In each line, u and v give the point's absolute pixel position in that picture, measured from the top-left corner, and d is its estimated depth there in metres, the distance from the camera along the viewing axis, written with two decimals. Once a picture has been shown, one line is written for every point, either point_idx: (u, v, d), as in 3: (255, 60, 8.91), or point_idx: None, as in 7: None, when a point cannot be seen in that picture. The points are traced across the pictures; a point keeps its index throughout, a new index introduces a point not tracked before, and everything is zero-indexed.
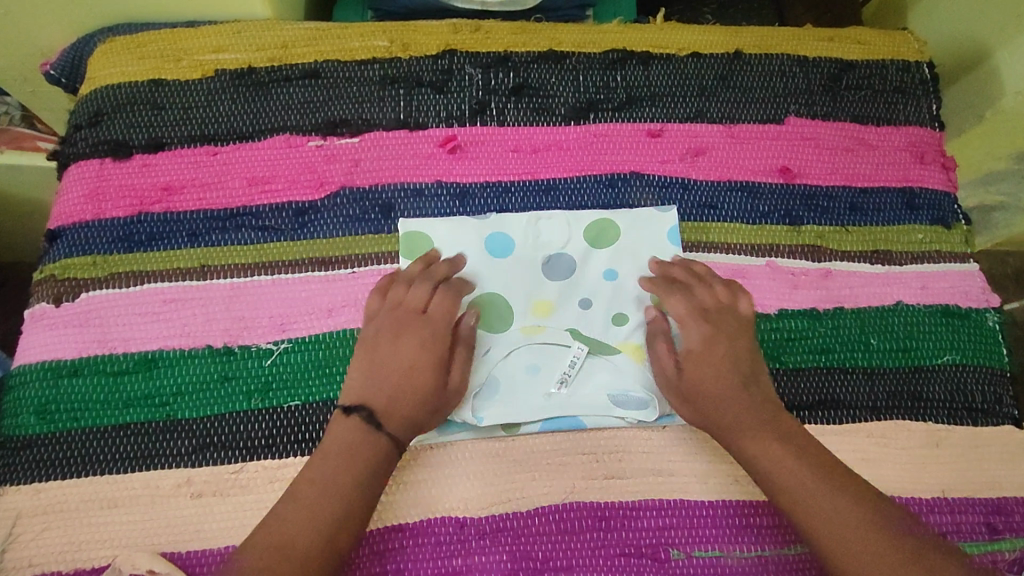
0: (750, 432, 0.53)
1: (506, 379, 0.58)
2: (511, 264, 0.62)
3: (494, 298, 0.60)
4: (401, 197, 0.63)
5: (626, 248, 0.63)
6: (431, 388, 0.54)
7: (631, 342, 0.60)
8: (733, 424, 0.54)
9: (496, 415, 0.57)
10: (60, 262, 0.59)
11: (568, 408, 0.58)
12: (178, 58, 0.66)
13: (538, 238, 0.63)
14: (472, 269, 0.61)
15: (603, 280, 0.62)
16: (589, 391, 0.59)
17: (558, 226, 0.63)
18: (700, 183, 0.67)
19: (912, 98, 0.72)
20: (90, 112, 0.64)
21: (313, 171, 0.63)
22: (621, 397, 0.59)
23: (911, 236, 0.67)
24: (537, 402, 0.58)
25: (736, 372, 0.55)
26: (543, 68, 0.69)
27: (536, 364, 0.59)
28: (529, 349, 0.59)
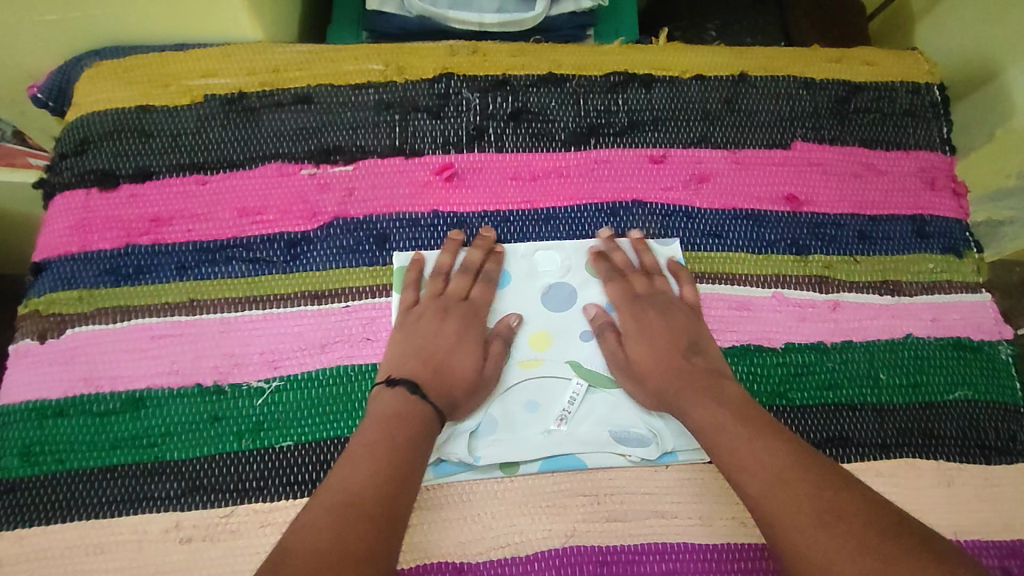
0: (688, 395, 0.53)
1: (504, 416, 0.56)
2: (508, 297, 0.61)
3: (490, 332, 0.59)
4: (396, 228, 0.62)
5: None
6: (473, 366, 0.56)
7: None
8: (678, 396, 0.54)
9: (494, 452, 0.55)
10: (45, 296, 0.57)
11: (568, 446, 0.56)
12: (167, 84, 0.64)
13: (536, 270, 0.62)
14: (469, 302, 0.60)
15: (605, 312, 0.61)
16: (590, 427, 0.57)
17: (556, 258, 0.62)
18: (704, 211, 0.65)
19: (922, 122, 0.70)
20: (76, 140, 0.62)
21: (306, 201, 0.61)
22: (624, 434, 0.57)
23: (921, 266, 0.65)
24: (537, 439, 0.56)
25: (672, 341, 0.57)
26: (542, 92, 0.67)
27: (535, 400, 0.57)
28: (527, 384, 0.58)
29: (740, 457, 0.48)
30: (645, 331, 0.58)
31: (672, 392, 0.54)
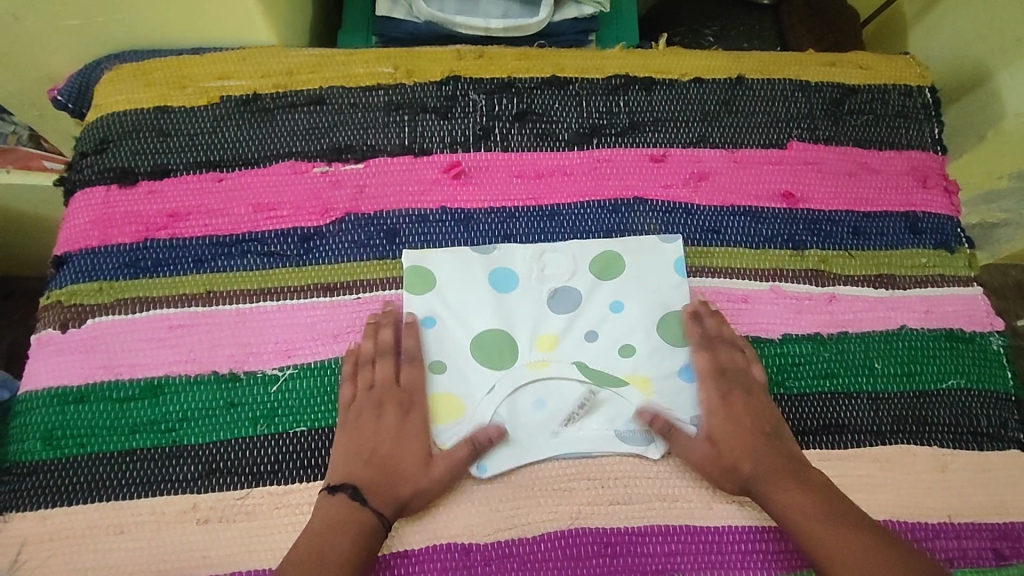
0: (772, 484, 0.54)
1: (511, 416, 0.58)
2: (517, 299, 0.62)
3: (498, 332, 0.60)
4: (405, 223, 0.64)
5: (630, 277, 0.64)
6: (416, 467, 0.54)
7: (639, 375, 0.60)
8: (763, 483, 0.55)
9: (502, 454, 0.57)
10: (67, 288, 0.59)
11: (574, 444, 0.57)
12: (184, 86, 0.67)
13: (542, 268, 0.63)
14: (476, 303, 0.61)
15: (610, 313, 0.62)
16: (596, 426, 0.58)
17: (564, 261, 0.64)
18: (703, 209, 0.67)
19: (914, 122, 0.72)
20: (97, 140, 0.64)
21: (318, 198, 0.64)
22: (626, 430, 0.58)
23: (914, 260, 0.67)
24: (544, 438, 0.57)
25: (750, 433, 0.57)
26: (546, 94, 0.69)
27: (542, 399, 0.59)
28: (534, 384, 0.59)
29: (814, 536, 0.51)
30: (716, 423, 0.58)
31: (755, 479, 0.55)
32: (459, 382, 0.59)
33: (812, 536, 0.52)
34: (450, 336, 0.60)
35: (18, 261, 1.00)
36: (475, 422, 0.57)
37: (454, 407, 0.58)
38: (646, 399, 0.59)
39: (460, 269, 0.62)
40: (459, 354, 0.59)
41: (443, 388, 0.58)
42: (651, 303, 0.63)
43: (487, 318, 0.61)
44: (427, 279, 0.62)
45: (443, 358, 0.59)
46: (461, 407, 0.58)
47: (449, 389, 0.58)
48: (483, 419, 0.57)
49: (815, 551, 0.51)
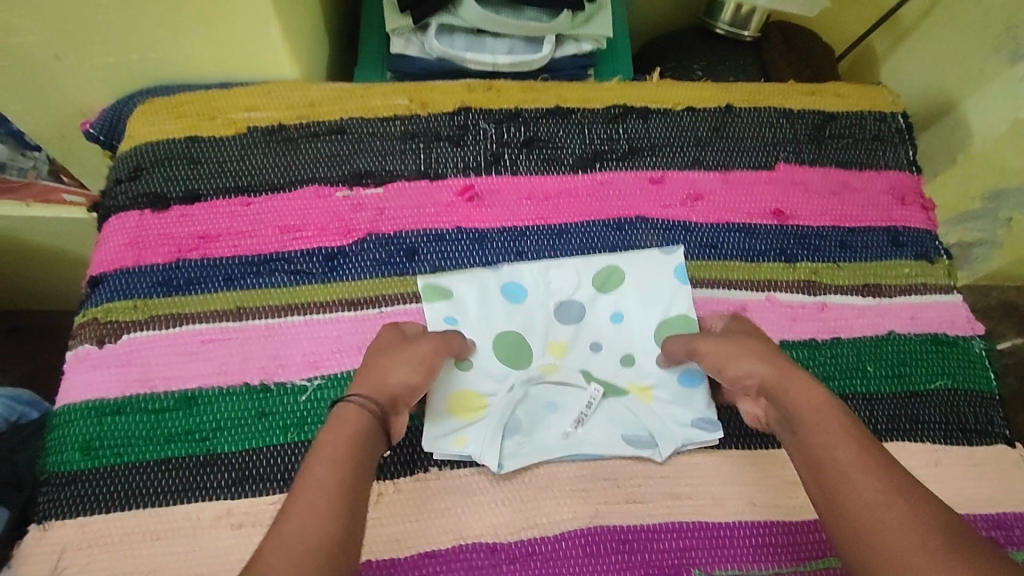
0: (796, 388, 0.54)
1: (526, 416, 0.62)
2: (528, 311, 0.67)
3: (510, 341, 0.65)
4: (423, 242, 0.68)
5: (630, 293, 0.69)
6: (395, 376, 0.54)
7: (639, 384, 0.65)
8: (788, 386, 0.54)
9: (517, 453, 0.60)
10: (103, 306, 0.62)
11: (584, 445, 0.60)
12: (213, 117, 0.71)
13: (549, 285, 0.68)
14: (490, 316, 0.66)
15: (612, 324, 0.68)
16: (603, 428, 0.62)
17: (569, 275, 0.68)
18: (700, 226, 0.72)
19: (890, 145, 0.79)
20: (129, 168, 0.68)
21: (341, 220, 0.68)
22: (633, 435, 0.62)
23: (897, 271, 0.72)
24: (555, 439, 0.61)
25: (768, 343, 0.58)
26: (552, 123, 0.75)
27: (554, 402, 0.63)
28: (545, 390, 0.63)
29: (839, 454, 0.48)
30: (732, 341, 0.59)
31: (779, 382, 0.55)
32: (479, 381, 0.63)
33: (836, 452, 0.49)
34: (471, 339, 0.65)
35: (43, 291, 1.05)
36: (494, 418, 0.60)
37: (477, 405, 0.62)
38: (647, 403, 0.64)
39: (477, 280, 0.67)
40: (481, 357, 0.64)
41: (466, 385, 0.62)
42: (650, 314, 0.68)
43: (503, 325, 0.66)
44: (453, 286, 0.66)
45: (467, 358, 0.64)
46: (481, 406, 0.62)
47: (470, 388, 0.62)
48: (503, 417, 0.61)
49: (836, 472, 0.48)
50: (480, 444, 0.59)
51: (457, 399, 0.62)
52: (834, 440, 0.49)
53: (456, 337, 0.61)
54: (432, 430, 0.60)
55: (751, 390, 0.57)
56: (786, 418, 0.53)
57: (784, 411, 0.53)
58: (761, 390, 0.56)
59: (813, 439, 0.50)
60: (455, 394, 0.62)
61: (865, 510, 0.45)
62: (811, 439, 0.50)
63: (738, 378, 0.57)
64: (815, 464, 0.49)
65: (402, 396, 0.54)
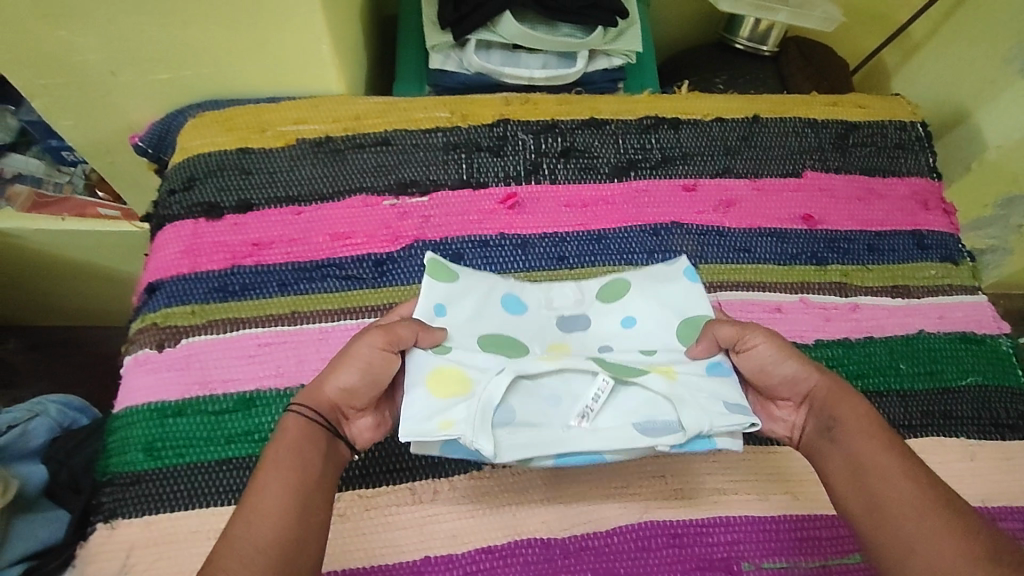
0: (843, 407, 0.55)
1: (520, 405, 0.55)
2: (525, 316, 0.64)
3: (507, 338, 0.60)
4: (468, 248, 0.70)
5: (642, 297, 0.65)
6: (335, 382, 0.54)
7: (662, 366, 0.58)
8: (835, 405, 0.55)
9: (514, 444, 0.53)
10: (161, 311, 0.64)
11: (591, 439, 0.54)
12: (263, 130, 0.74)
13: (552, 298, 0.66)
14: (489, 313, 0.62)
15: (622, 328, 0.64)
16: (615, 422, 0.56)
17: (568, 291, 0.66)
18: (733, 231, 0.74)
19: (911, 153, 0.82)
20: (183, 179, 0.71)
21: (389, 227, 0.70)
22: (648, 424, 0.55)
23: (925, 272, 0.74)
24: (558, 433, 0.55)
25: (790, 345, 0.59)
26: (587, 133, 0.77)
27: (559, 394, 0.57)
28: (547, 380, 0.57)
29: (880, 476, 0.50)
30: (785, 346, 0.58)
31: (827, 400, 0.56)
32: (466, 362, 0.57)
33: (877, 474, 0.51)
34: (455, 327, 0.60)
35: (87, 287, 1.12)
36: (482, 396, 0.54)
37: (460, 385, 0.55)
38: (675, 383, 0.56)
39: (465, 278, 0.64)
40: (467, 346, 0.59)
41: (451, 364, 0.56)
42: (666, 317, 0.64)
43: (493, 324, 0.62)
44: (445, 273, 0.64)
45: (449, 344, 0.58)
46: (466, 386, 0.55)
47: (459, 371, 0.56)
48: (495, 397, 0.54)
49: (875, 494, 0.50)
50: (469, 426, 0.52)
51: (438, 378, 0.55)
52: (873, 448, 0.52)
53: (398, 326, 0.55)
54: (412, 414, 0.53)
55: (798, 399, 0.58)
56: (828, 427, 0.55)
57: (828, 421, 0.55)
58: (809, 401, 0.57)
59: (849, 448, 0.53)
60: (441, 372, 0.55)
61: (906, 518, 0.48)
62: (849, 447, 0.53)
63: (788, 386, 0.58)
64: (852, 471, 0.52)
65: (344, 401, 0.54)
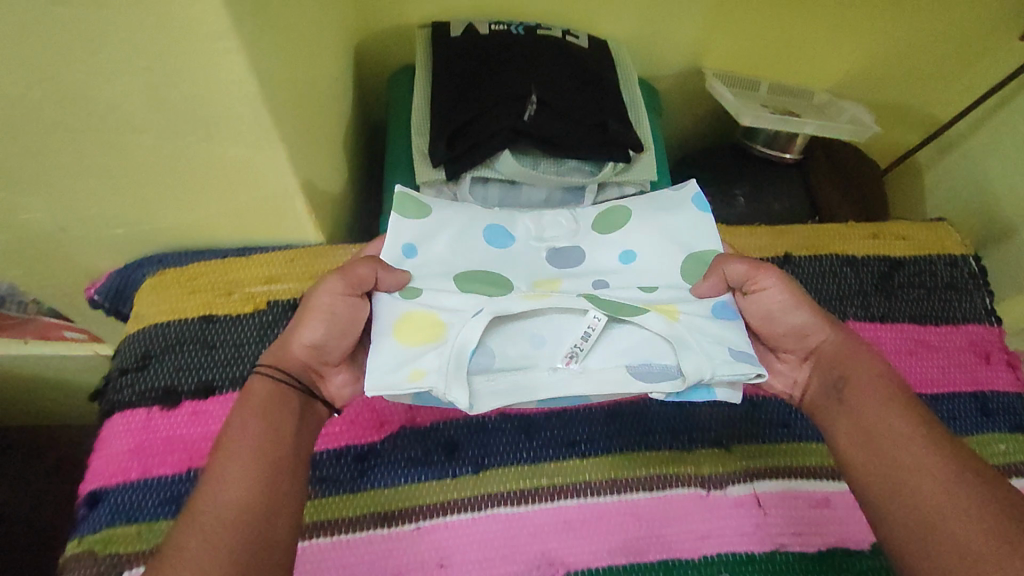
0: (860, 364, 0.52)
1: (501, 348, 0.51)
2: (508, 252, 0.59)
3: (486, 273, 0.56)
4: (463, 434, 0.61)
5: (639, 229, 0.60)
6: (302, 338, 0.51)
7: (663, 303, 0.53)
8: (851, 360, 0.52)
9: (492, 394, 0.49)
10: (101, 533, 0.54)
11: (577, 385, 0.50)
12: (229, 291, 0.65)
13: (541, 233, 0.61)
14: (472, 250, 0.58)
15: (623, 263, 0.59)
16: (607, 364, 0.51)
17: (562, 223, 0.62)
18: (767, 400, 0.65)
19: (965, 293, 0.72)
20: (136, 356, 0.62)
21: (373, 409, 0.61)
22: (644, 366, 0.51)
23: (993, 447, 0.64)
24: (542, 375, 0.51)
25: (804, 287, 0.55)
26: None
27: (541, 335, 0.53)
28: (530, 320, 0.53)
29: None
30: (794, 293, 0.55)
31: (842, 360, 0.52)
32: (435, 305, 0.52)
33: None
34: (428, 266, 0.56)
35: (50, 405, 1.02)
36: (455, 342, 0.49)
37: (434, 330, 0.50)
38: (677, 322, 0.51)
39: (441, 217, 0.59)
40: (437, 284, 0.54)
41: (420, 310, 0.51)
42: (671, 251, 0.59)
43: (476, 262, 0.57)
44: (420, 208, 0.59)
45: (417, 287, 0.54)
46: (438, 333, 0.50)
47: (429, 315, 0.51)
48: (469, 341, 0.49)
49: None
50: (440, 376, 0.47)
51: (405, 325, 0.50)
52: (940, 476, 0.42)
53: (356, 266, 0.52)
54: (377, 365, 0.48)
55: (802, 354, 0.55)
56: (838, 386, 0.52)
57: (838, 380, 0.52)
58: (816, 357, 0.54)
59: (863, 410, 0.48)
60: (405, 316, 0.51)
61: None
62: (858, 408, 0.49)
63: (795, 338, 0.55)
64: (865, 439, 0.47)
65: (313, 358, 0.51)
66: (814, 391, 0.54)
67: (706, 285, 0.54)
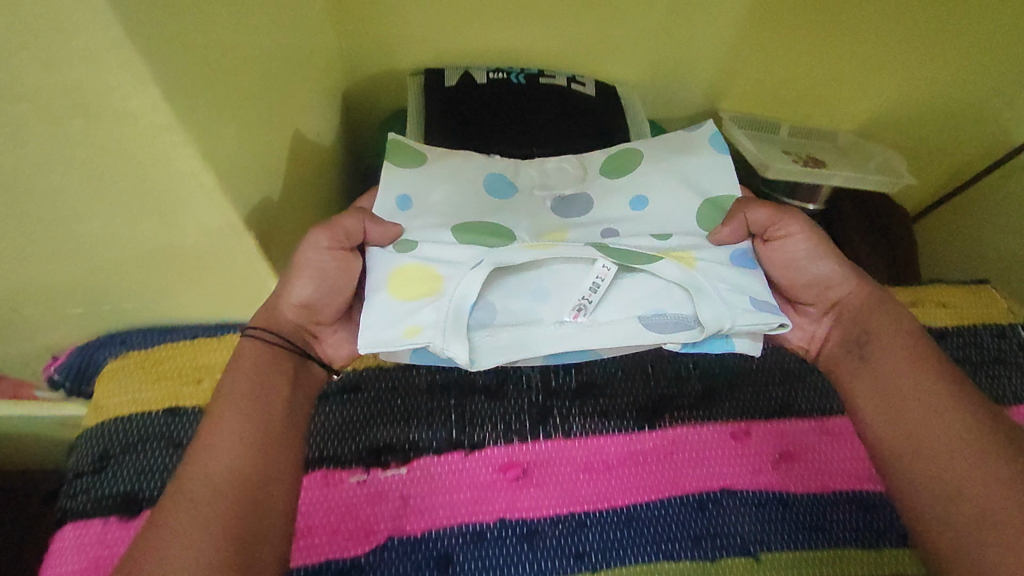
0: (881, 317, 0.56)
1: (505, 304, 0.54)
2: (512, 200, 0.60)
3: (490, 220, 0.57)
4: (458, 547, 0.53)
5: (651, 169, 0.61)
6: (293, 296, 0.54)
7: (679, 251, 0.55)
8: (884, 321, 0.55)
9: (493, 349, 0.52)
10: None
11: (586, 335, 0.53)
12: (199, 379, 0.59)
13: (545, 180, 0.62)
14: (473, 198, 0.59)
15: (633, 208, 0.59)
16: (612, 316, 0.54)
17: (567, 169, 0.62)
18: (800, 497, 0.57)
19: (1015, 368, 0.64)
20: (94, 455, 0.55)
21: (356, 516, 0.54)
22: (650, 317, 0.54)
23: None
24: (546, 329, 0.53)
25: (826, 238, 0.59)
26: (608, 361, 0.63)
27: (548, 289, 0.55)
28: (546, 272, 0.56)
29: None
30: (818, 244, 0.58)
31: (864, 317, 0.57)
32: (431, 259, 0.54)
33: None
34: (422, 212, 0.57)
35: None
36: (453, 296, 0.51)
37: (429, 285, 0.52)
38: (690, 270, 0.53)
39: (443, 166, 0.61)
40: (434, 236, 0.55)
41: (414, 264, 0.53)
42: (684, 196, 0.59)
43: (481, 209, 0.58)
44: (419, 161, 0.61)
45: (410, 239, 0.55)
46: (435, 283, 0.52)
47: (426, 270, 0.53)
48: (467, 292, 0.51)
49: None
50: (439, 332, 0.50)
51: (399, 279, 0.53)
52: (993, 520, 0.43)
53: (343, 219, 0.53)
54: (376, 322, 0.51)
55: (824, 307, 0.59)
56: (857, 341, 0.56)
57: (860, 337, 0.56)
58: (839, 310, 0.58)
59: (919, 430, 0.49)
60: (401, 272, 0.53)
61: None
62: (879, 362, 0.54)
63: (818, 290, 0.58)
64: (891, 409, 0.51)
65: (306, 317, 0.55)
66: (832, 344, 0.59)
67: (720, 232, 0.56)
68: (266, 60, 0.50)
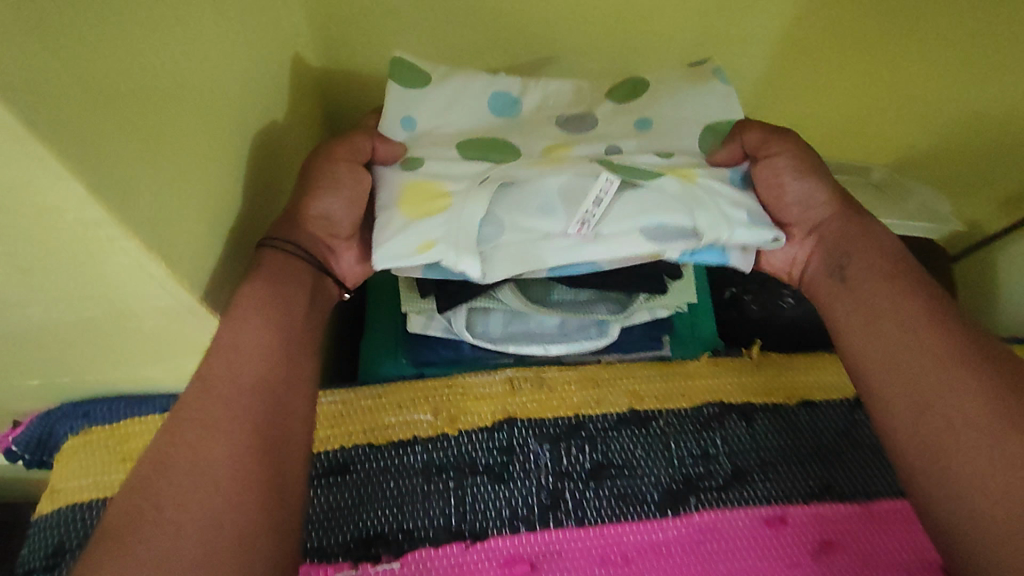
0: (859, 242, 0.52)
1: (508, 218, 0.50)
2: (516, 117, 0.59)
3: (493, 140, 0.56)
4: None
5: (653, 100, 0.60)
6: (316, 207, 0.52)
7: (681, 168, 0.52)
8: (856, 241, 0.52)
9: (502, 263, 0.49)
10: None
11: (591, 251, 0.49)
12: None
13: (547, 101, 0.60)
14: (479, 119, 0.58)
15: (637, 128, 0.58)
16: (619, 227, 0.49)
17: (566, 93, 0.61)
18: None
19: None
20: (47, 549, 0.49)
21: None
22: (657, 230, 0.49)
23: None
24: (553, 244, 0.49)
25: (817, 155, 0.56)
26: (625, 436, 0.56)
27: (551, 201, 0.50)
28: (543, 183, 0.51)
29: None
30: (802, 162, 0.55)
31: (841, 240, 0.52)
32: (437, 176, 0.51)
33: None
34: (431, 137, 0.56)
35: None
36: (465, 212, 0.48)
37: (438, 197, 0.50)
38: (691, 186, 0.50)
39: (444, 88, 0.58)
40: (438, 154, 0.54)
41: (424, 179, 0.51)
42: (687, 119, 0.58)
43: (485, 128, 0.58)
44: (421, 79, 0.58)
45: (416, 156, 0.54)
46: (443, 197, 0.49)
47: (432, 179, 0.51)
48: (475, 209, 0.48)
49: None
50: (449, 246, 0.47)
51: (410, 193, 0.50)
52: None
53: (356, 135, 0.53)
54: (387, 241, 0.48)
55: (807, 229, 0.55)
56: (839, 264, 0.52)
57: (841, 259, 0.52)
58: (819, 234, 0.54)
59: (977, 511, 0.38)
60: (410, 184, 0.51)
61: None
62: (861, 285, 0.50)
63: (800, 209, 0.55)
64: (887, 364, 0.45)
65: (324, 229, 0.52)
66: (814, 266, 0.54)
67: (723, 153, 0.55)
68: (226, 114, 0.45)
